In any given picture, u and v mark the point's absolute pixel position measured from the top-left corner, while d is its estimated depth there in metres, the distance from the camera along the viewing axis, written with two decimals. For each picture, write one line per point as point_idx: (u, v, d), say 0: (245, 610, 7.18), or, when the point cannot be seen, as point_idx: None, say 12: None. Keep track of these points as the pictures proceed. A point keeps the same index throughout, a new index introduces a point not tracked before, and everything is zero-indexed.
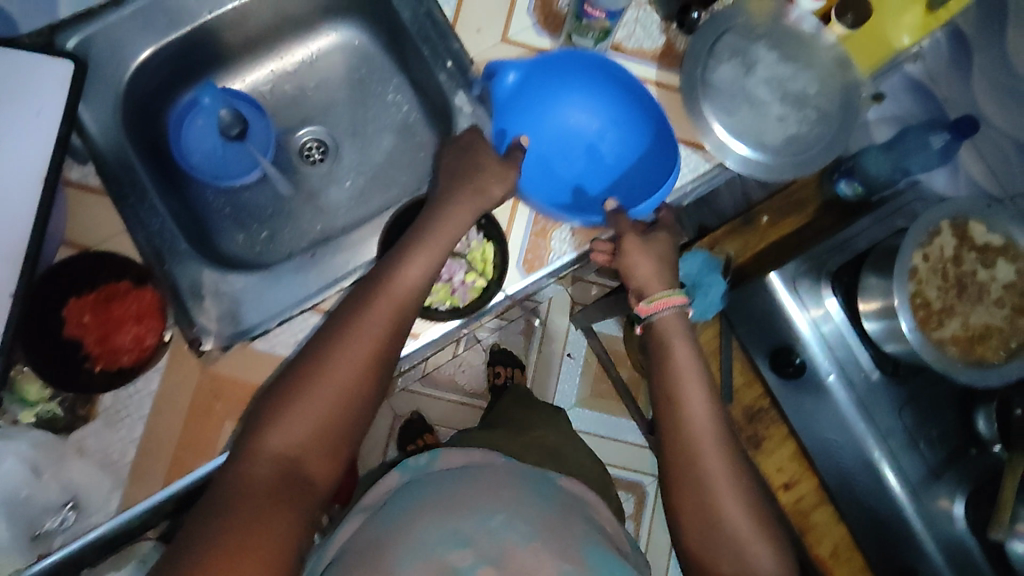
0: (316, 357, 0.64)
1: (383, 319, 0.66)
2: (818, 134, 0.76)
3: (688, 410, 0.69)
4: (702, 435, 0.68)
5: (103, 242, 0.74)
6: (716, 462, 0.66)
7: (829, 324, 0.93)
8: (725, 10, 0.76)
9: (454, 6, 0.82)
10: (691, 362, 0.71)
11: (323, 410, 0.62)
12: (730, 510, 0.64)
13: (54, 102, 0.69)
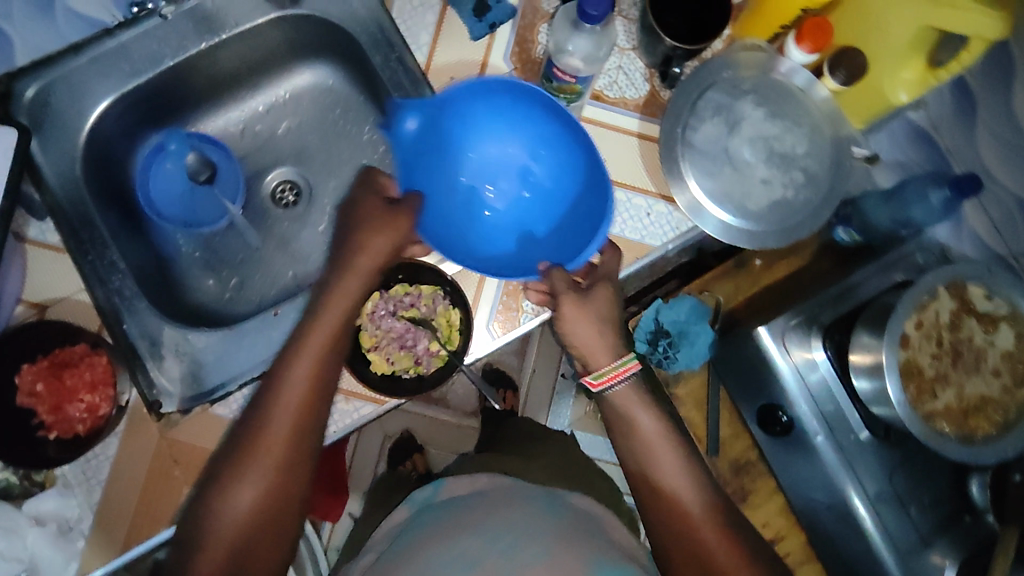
0: (243, 439, 0.60)
1: (300, 395, 0.61)
2: (806, 198, 0.71)
3: (652, 460, 0.66)
4: (685, 495, 0.65)
5: (62, 301, 0.72)
6: (705, 523, 0.64)
7: (816, 374, 0.89)
8: (710, 62, 0.72)
9: (426, 54, 0.79)
10: (658, 420, 0.68)
11: (259, 497, 0.59)
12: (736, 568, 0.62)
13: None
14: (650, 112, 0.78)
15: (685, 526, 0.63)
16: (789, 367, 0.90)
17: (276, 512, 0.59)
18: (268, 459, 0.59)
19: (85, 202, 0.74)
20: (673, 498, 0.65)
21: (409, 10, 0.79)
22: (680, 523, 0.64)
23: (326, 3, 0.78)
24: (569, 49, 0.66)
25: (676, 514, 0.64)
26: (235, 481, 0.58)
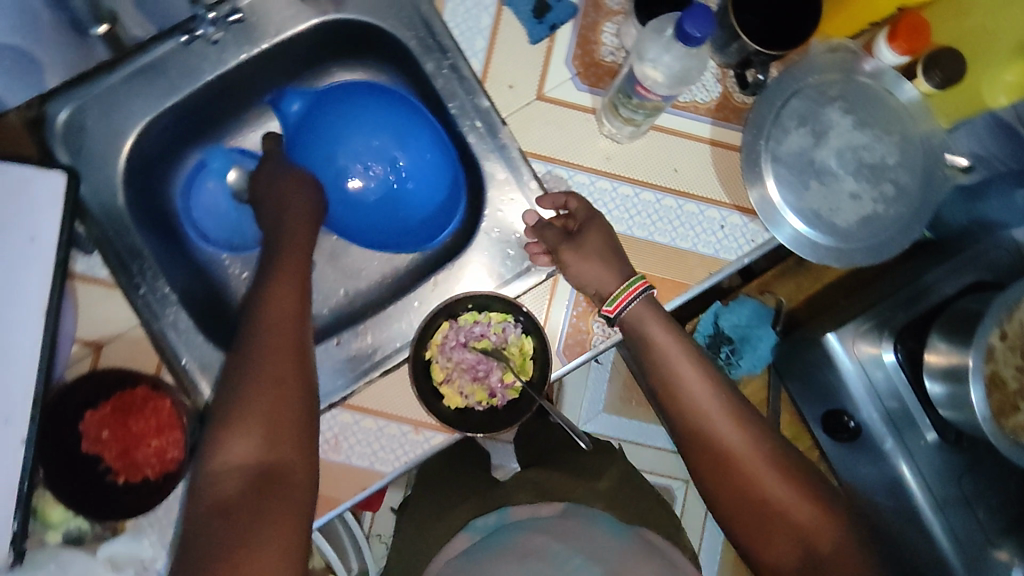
0: (253, 334, 0.61)
1: (282, 311, 0.63)
2: (896, 214, 0.67)
3: (699, 411, 0.65)
4: (708, 412, 0.65)
5: (118, 339, 0.69)
6: (731, 432, 0.64)
7: (880, 373, 0.86)
8: (794, 70, 0.67)
9: (483, 60, 0.73)
10: (678, 345, 0.66)
11: (271, 392, 0.58)
12: (769, 480, 0.63)
13: (52, 222, 0.61)
14: (723, 116, 0.74)
15: (719, 453, 0.64)
16: (854, 368, 0.87)
17: (291, 399, 0.58)
18: (265, 359, 0.59)
19: (128, 229, 0.70)
20: (725, 445, 0.64)
21: (462, 13, 0.73)
22: (713, 449, 0.64)
23: (372, 6, 0.72)
24: (648, 61, 0.62)
25: (729, 463, 0.64)
26: (244, 385, 0.58)
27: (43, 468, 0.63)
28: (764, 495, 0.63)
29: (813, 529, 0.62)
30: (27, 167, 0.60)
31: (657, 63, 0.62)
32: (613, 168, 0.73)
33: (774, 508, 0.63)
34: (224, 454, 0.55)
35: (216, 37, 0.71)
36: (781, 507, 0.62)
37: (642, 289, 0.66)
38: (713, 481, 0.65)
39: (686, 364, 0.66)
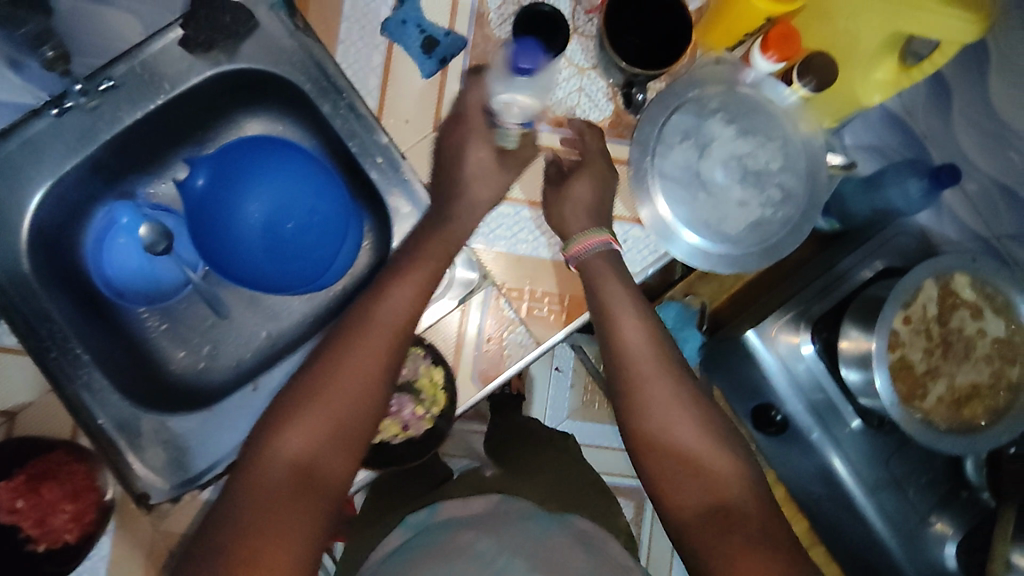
0: (348, 332, 0.62)
1: (393, 321, 0.63)
2: (783, 217, 0.70)
3: (628, 359, 0.63)
4: (638, 358, 0.63)
5: (33, 405, 0.70)
6: (659, 382, 0.62)
7: (800, 365, 0.90)
8: (673, 86, 0.70)
9: (377, 97, 0.75)
10: (620, 290, 0.67)
11: (359, 391, 0.59)
12: (685, 431, 0.61)
13: None
14: (617, 132, 0.75)
15: (641, 397, 0.62)
16: (777, 364, 0.90)
17: (365, 410, 0.60)
18: (369, 357, 0.61)
19: (36, 294, 0.71)
20: (645, 395, 0.62)
21: (353, 52, 0.74)
22: (633, 389, 0.63)
23: (263, 54, 0.73)
24: (504, 95, 0.71)
25: (652, 416, 0.62)
26: (312, 391, 0.59)
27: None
28: (684, 448, 0.61)
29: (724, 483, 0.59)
30: None
31: (512, 96, 0.71)
32: (514, 195, 0.75)
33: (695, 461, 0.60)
34: (292, 440, 0.57)
35: (90, 105, 0.71)
36: (695, 454, 0.60)
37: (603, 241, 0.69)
38: (631, 422, 0.63)
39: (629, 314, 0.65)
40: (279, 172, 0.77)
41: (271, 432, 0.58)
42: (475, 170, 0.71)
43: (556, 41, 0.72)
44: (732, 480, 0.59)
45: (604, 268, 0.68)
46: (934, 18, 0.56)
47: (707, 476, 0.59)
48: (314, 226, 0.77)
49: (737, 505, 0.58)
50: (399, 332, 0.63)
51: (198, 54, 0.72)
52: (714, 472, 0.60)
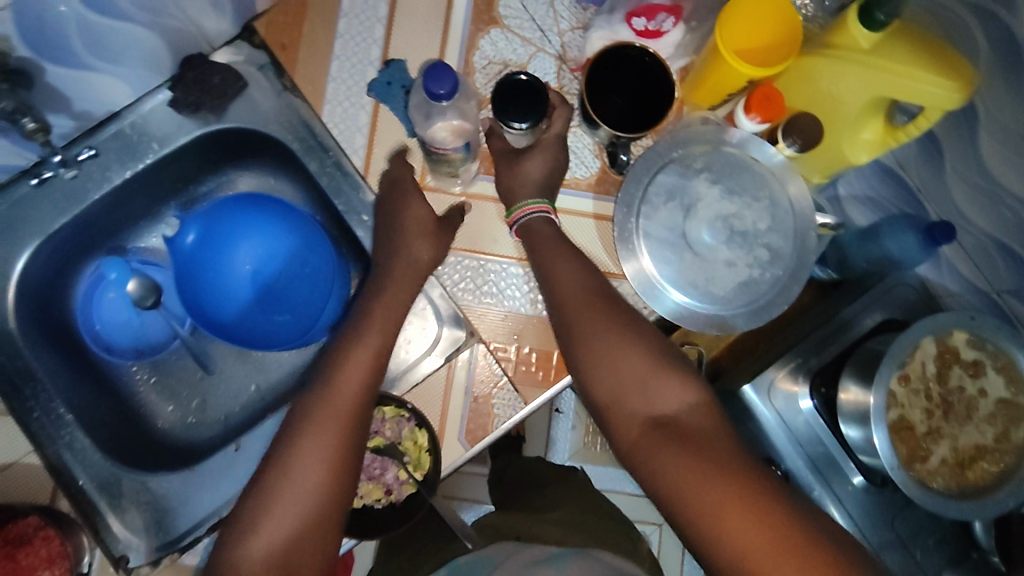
0: (309, 408, 0.62)
1: (351, 393, 0.63)
2: (772, 277, 0.68)
3: (562, 296, 0.65)
4: (572, 295, 0.65)
5: (14, 465, 0.70)
6: (593, 314, 0.63)
7: (800, 419, 0.87)
8: (656, 146, 0.69)
9: (363, 156, 0.75)
10: (555, 239, 0.69)
11: (328, 455, 0.60)
12: (622, 350, 0.61)
13: None
14: (605, 189, 0.75)
15: (578, 328, 0.64)
16: (775, 418, 0.88)
17: (338, 484, 0.59)
18: (331, 427, 0.61)
19: (21, 353, 0.71)
20: (582, 325, 0.63)
21: (339, 113, 0.75)
22: (570, 324, 0.64)
23: (251, 115, 0.74)
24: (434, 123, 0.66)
25: (591, 345, 0.62)
26: (277, 474, 0.59)
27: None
28: (623, 372, 0.61)
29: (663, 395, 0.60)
30: None
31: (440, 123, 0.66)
32: (501, 250, 0.75)
33: (632, 383, 0.60)
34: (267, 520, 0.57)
35: (72, 173, 0.72)
36: (633, 374, 0.60)
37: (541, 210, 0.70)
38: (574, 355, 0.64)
39: (568, 262, 0.67)
40: (268, 228, 0.78)
41: (238, 534, 0.57)
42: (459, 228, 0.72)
43: (535, 108, 0.68)
44: (672, 397, 0.59)
45: (546, 230, 0.70)
46: (915, 80, 0.56)
47: (647, 397, 0.60)
48: (302, 280, 0.79)
49: (685, 424, 0.58)
50: (361, 394, 0.63)
51: (187, 115, 0.74)
52: (656, 394, 0.60)
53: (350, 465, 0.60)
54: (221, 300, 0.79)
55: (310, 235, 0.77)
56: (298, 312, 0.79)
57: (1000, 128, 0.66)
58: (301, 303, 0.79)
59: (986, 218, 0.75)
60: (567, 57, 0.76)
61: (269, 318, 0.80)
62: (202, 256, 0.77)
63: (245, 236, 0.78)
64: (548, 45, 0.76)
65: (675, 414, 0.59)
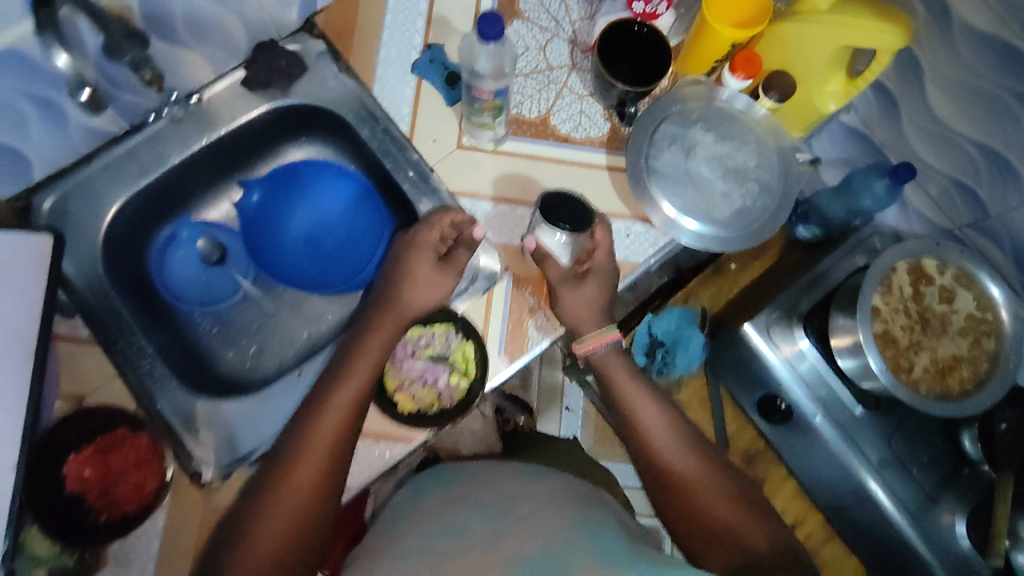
0: (305, 420, 0.71)
1: (335, 421, 0.70)
2: (763, 205, 0.80)
3: (650, 438, 0.76)
4: (657, 438, 0.76)
5: (100, 390, 0.76)
6: (683, 465, 0.74)
7: (805, 363, 0.98)
8: (659, 101, 0.83)
9: (409, 121, 0.87)
10: (634, 382, 0.80)
11: (296, 499, 0.68)
12: (708, 494, 0.72)
13: (30, 278, 0.67)
14: (615, 146, 0.89)
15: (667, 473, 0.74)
16: (781, 361, 0.99)
17: (325, 496, 0.70)
18: (311, 462, 0.69)
19: (108, 293, 0.80)
20: (670, 466, 0.74)
21: (389, 88, 0.87)
22: (659, 468, 0.75)
23: (313, 91, 0.87)
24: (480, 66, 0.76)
25: (683, 489, 0.73)
26: (274, 483, 0.69)
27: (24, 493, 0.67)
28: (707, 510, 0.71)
29: (749, 535, 0.68)
30: (17, 232, 0.67)
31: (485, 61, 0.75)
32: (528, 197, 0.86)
33: (713, 518, 0.70)
34: (247, 547, 0.66)
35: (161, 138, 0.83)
36: (722, 516, 0.70)
37: (613, 339, 0.80)
38: (665, 498, 0.74)
39: (650, 409, 0.78)
40: (325, 187, 0.89)
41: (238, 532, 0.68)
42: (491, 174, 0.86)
43: (580, 220, 0.76)
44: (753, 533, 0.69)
45: (616, 361, 0.80)
46: (872, 32, 0.71)
47: (733, 536, 0.68)
48: (355, 233, 0.91)
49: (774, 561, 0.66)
50: (341, 433, 0.71)
51: (258, 92, 0.85)
52: (743, 535, 0.68)
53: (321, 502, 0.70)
54: (279, 256, 0.90)
55: (364, 193, 0.88)
56: (352, 260, 0.92)
57: (944, 79, 0.81)
58: (354, 252, 0.91)
59: (944, 163, 0.89)
60: (579, 41, 0.91)
61: (325, 268, 0.92)
62: (269, 218, 0.88)
63: (304, 196, 0.89)
64: (561, 31, 0.91)
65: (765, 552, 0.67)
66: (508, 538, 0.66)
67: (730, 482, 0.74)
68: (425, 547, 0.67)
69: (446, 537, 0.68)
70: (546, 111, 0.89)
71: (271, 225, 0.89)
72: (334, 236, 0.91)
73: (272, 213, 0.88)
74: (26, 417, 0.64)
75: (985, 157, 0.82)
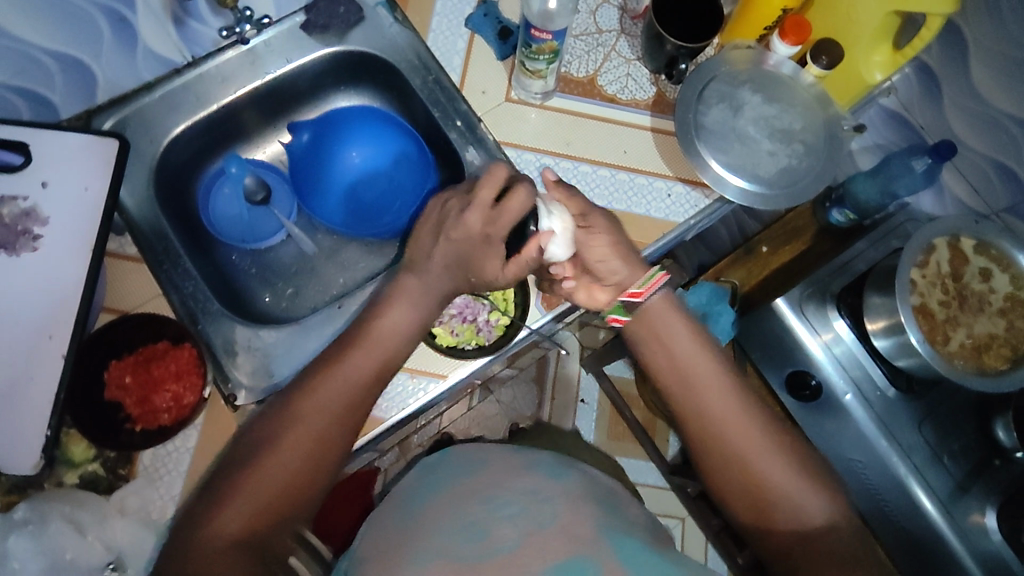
0: (312, 381, 0.67)
1: (349, 385, 0.67)
2: (807, 165, 0.84)
3: (699, 394, 0.70)
4: (710, 396, 0.70)
5: (144, 305, 0.77)
6: (738, 426, 0.68)
7: (840, 346, 0.98)
8: (708, 62, 0.86)
9: (460, 72, 0.88)
10: (688, 335, 0.73)
11: (291, 463, 0.63)
12: (763, 461, 0.67)
13: (99, 178, 0.75)
14: (660, 109, 0.88)
15: (719, 433, 0.69)
16: (820, 345, 1.00)
17: (322, 466, 0.65)
18: (312, 424, 0.65)
19: (157, 215, 0.80)
20: (722, 423, 0.69)
21: (442, 40, 0.89)
22: (712, 427, 0.69)
23: (370, 39, 0.88)
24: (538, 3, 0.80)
25: (736, 454, 0.68)
26: (267, 444, 0.63)
27: (63, 392, 0.68)
28: (767, 484, 0.66)
29: (805, 504, 0.65)
30: (87, 134, 0.76)
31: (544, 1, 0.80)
32: (572, 151, 0.86)
33: (773, 492, 0.66)
34: (223, 518, 0.60)
35: (219, 74, 0.85)
36: (778, 481, 0.66)
37: (663, 280, 0.75)
38: (709, 458, 0.69)
39: (707, 376, 0.71)
40: (374, 134, 0.91)
41: (218, 494, 0.62)
42: (537, 129, 0.87)
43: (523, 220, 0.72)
44: (815, 508, 0.65)
45: (670, 313, 0.74)
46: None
47: (793, 511, 0.65)
48: (401, 178, 0.92)
49: (828, 537, 0.64)
50: (352, 398, 0.67)
51: (315, 36, 0.87)
52: (799, 506, 0.65)
53: (316, 476, 0.65)
54: (325, 199, 0.92)
55: (410, 140, 0.90)
56: (395, 207, 0.92)
57: (993, 55, 0.82)
58: (399, 198, 0.92)
59: (983, 143, 0.90)
60: (628, 8, 0.91)
61: (370, 212, 0.93)
62: (316, 163, 0.91)
63: (350, 141, 0.91)
64: None
65: (820, 526, 0.64)
66: (528, 549, 0.54)
67: (783, 438, 0.69)
68: (446, 545, 0.54)
69: (460, 542, 0.55)
70: (592, 73, 0.88)
71: (319, 167, 0.91)
72: (380, 181, 0.92)
73: (319, 156, 0.91)
74: (75, 327, 0.70)
75: None
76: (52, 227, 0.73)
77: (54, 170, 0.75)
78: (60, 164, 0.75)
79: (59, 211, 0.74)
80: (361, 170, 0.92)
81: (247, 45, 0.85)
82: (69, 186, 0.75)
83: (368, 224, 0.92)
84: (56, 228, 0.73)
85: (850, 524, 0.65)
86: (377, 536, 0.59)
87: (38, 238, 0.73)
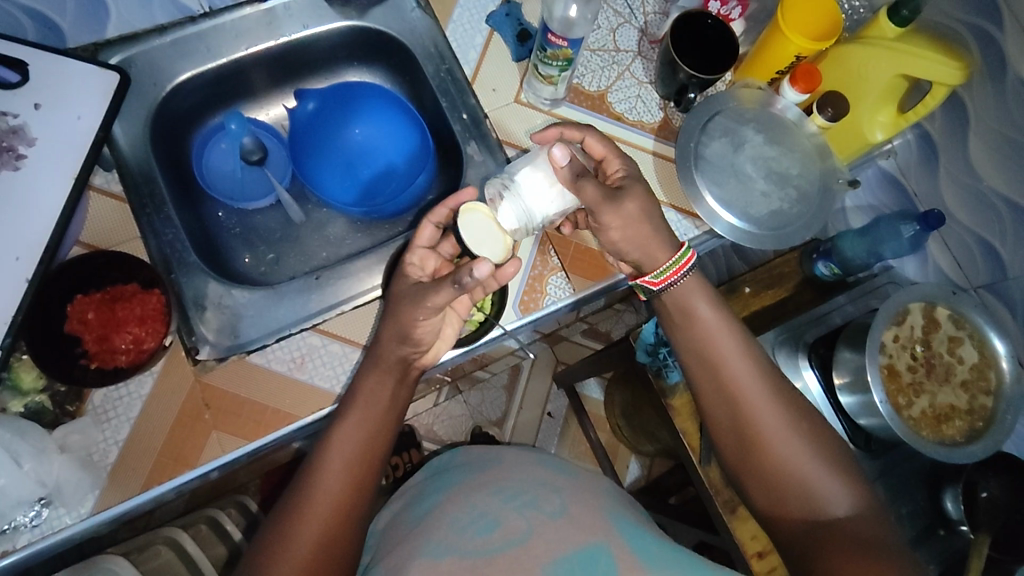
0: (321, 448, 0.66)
1: (355, 450, 0.66)
2: (799, 211, 0.85)
3: (730, 380, 0.71)
4: (738, 384, 0.71)
5: (120, 246, 0.76)
6: (762, 412, 0.69)
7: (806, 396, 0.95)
8: (717, 96, 0.88)
9: (474, 66, 0.88)
10: (717, 316, 0.74)
11: (318, 526, 0.61)
12: (781, 444, 0.68)
13: (96, 106, 0.76)
14: (664, 135, 0.89)
15: (745, 417, 0.70)
16: None
17: (350, 520, 0.64)
18: (332, 491, 0.63)
19: (148, 157, 0.79)
20: (750, 406, 0.70)
21: (462, 32, 0.89)
22: (738, 411, 0.70)
23: (390, 19, 0.88)
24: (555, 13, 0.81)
25: (757, 437, 0.69)
26: (287, 517, 0.62)
27: (22, 315, 0.68)
28: (789, 468, 0.68)
29: (824, 488, 0.67)
30: (90, 64, 0.76)
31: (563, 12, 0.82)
32: None
33: (794, 475, 0.67)
34: None
35: (233, 28, 0.84)
36: (795, 469, 0.68)
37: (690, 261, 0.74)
38: (732, 446, 0.71)
39: (731, 357, 0.72)
40: (378, 112, 0.91)
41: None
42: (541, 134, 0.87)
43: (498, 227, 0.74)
44: (837, 495, 0.66)
45: (697, 289, 0.74)
46: (935, 64, 0.75)
47: (814, 498, 0.67)
48: (399, 159, 0.92)
49: (848, 524, 0.65)
50: (359, 463, 0.66)
51: (336, 8, 0.87)
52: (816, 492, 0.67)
53: (352, 526, 0.64)
54: (319, 171, 0.92)
55: (411, 121, 0.90)
56: (390, 187, 0.92)
57: (992, 133, 0.84)
58: (395, 178, 0.93)
59: (972, 218, 0.91)
60: (648, 31, 0.92)
61: (365, 191, 0.93)
62: (318, 133, 0.91)
63: (354, 116, 0.92)
64: (634, 20, 0.92)
65: (838, 512, 0.66)
66: (537, 540, 0.55)
67: (808, 423, 0.70)
68: (461, 544, 0.57)
69: (471, 537, 0.57)
70: (602, 89, 0.89)
71: (320, 137, 0.92)
72: (379, 161, 0.93)
73: (321, 127, 0.91)
74: (41, 254, 0.70)
75: (1014, 215, 0.85)
76: (42, 152, 0.73)
77: (51, 93, 0.75)
78: (59, 89, 0.75)
79: (51, 137, 0.74)
80: (361, 146, 0.93)
81: (266, 4, 0.85)
82: (63, 112, 0.74)
83: (361, 202, 0.92)
84: (46, 153, 0.73)
85: (871, 513, 0.67)
86: (398, 533, 0.65)
87: (21, 158, 0.72)
